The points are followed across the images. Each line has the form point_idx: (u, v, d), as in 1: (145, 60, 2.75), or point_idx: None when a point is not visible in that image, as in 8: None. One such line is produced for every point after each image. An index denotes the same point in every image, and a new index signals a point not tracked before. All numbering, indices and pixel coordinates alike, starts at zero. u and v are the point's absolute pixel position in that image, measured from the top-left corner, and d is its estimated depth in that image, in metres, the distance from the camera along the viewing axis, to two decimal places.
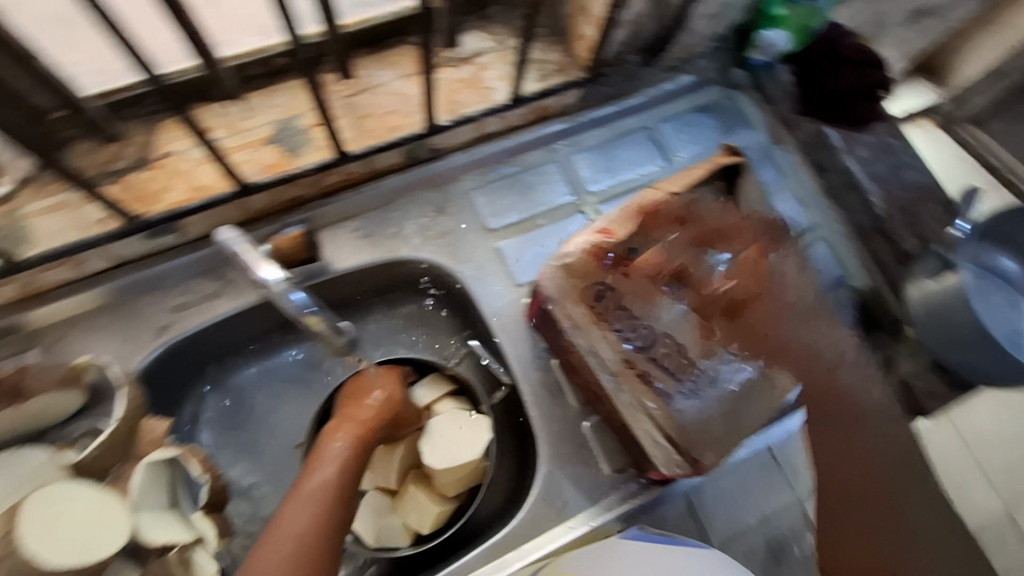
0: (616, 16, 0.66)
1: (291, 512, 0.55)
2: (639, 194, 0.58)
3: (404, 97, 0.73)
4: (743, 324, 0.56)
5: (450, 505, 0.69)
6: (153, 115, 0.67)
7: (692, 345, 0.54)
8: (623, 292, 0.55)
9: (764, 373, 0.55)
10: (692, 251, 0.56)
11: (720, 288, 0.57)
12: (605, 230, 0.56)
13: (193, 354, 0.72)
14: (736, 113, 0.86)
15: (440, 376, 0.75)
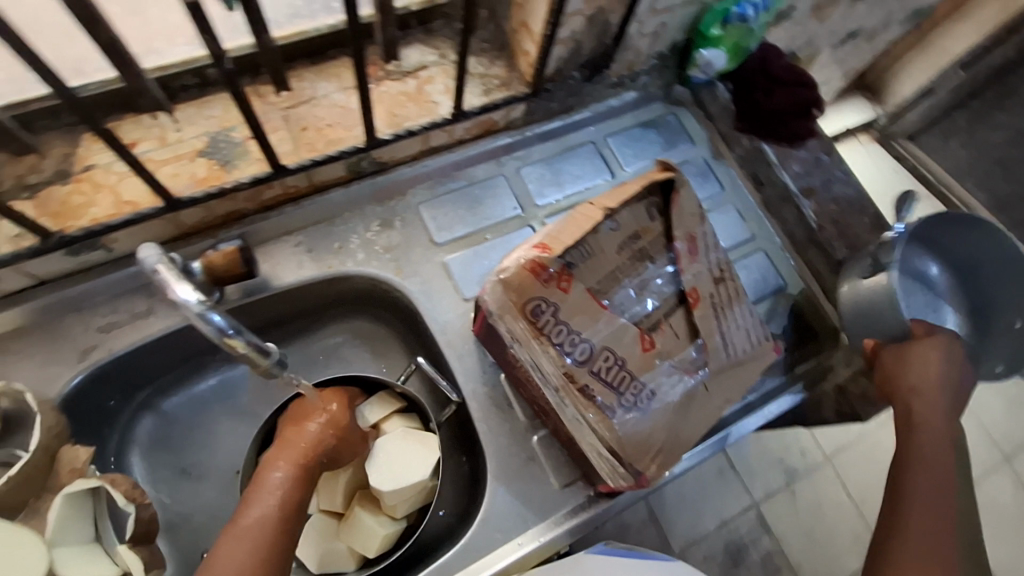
0: (554, 33, 0.67)
1: (227, 550, 0.51)
2: (578, 208, 0.56)
3: (346, 110, 0.71)
4: (682, 337, 0.57)
5: (399, 527, 0.67)
6: (76, 126, 0.64)
7: (634, 358, 0.54)
8: (563, 305, 0.52)
9: (703, 384, 0.57)
10: (630, 266, 0.56)
11: (659, 300, 0.57)
12: (542, 246, 0.53)
13: (123, 375, 0.69)
14: (677, 129, 0.89)
15: (390, 395, 0.74)
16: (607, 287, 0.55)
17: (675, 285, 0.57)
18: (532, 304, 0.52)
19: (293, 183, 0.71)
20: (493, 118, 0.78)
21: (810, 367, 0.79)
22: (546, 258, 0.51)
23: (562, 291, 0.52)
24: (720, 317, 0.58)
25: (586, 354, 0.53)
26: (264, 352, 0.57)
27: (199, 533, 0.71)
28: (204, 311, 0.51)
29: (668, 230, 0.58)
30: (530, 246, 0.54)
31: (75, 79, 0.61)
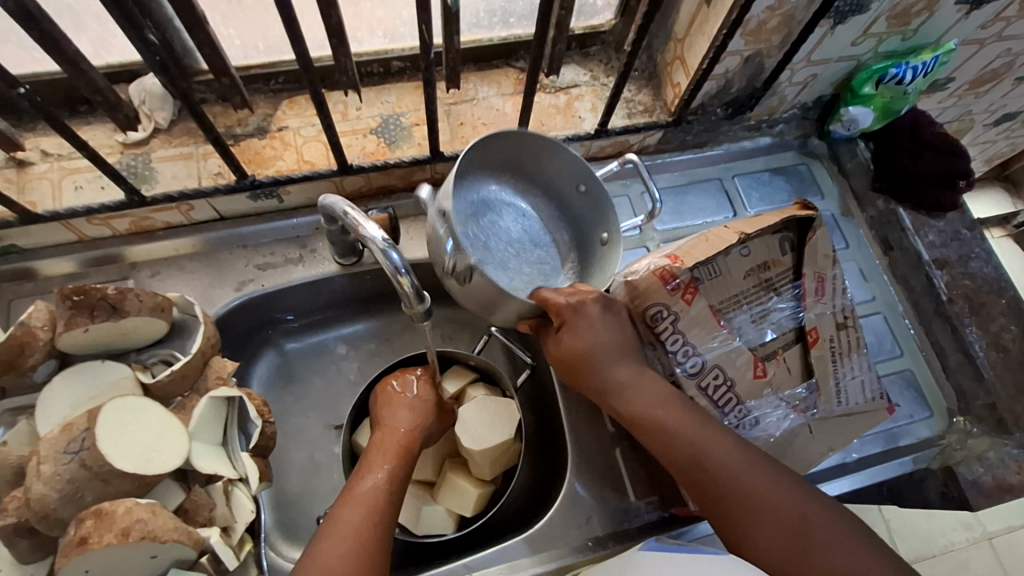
0: (710, 68, 0.71)
1: (345, 513, 0.55)
2: (710, 229, 0.59)
3: (500, 113, 0.79)
4: (792, 375, 0.59)
5: (487, 489, 0.71)
6: (281, 92, 0.75)
7: (743, 383, 0.57)
8: (683, 315, 0.56)
9: (808, 425, 0.58)
10: (752, 295, 0.59)
11: (774, 336, 0.59)
12: (674, 255, 0.57)
13: (265, 310, 0.78)
14: (809, 181, 0.89)
15: (460, 369, 0.78)
16: (728, 308, 0.58)
17: (795, 320, 0.59)
18: (652, 309, 0.56)
19: (440, 170, 0.79)
20: (630, 142, 0.82)
21: (916, 442, 0.76)
22: (677, 267, 0.55)
23: (685, 302, 0.55)
24: (837, 363, 0.58)
25: (695, 369, 0.56)
26: (420, 299, 0.52)
27: (298, 465, 0.78)
28: (386, 246, 0.49)
29: (798, 267, 0.60)
30: (662, 256, 0.58)
31: (290, 55, 0.73)
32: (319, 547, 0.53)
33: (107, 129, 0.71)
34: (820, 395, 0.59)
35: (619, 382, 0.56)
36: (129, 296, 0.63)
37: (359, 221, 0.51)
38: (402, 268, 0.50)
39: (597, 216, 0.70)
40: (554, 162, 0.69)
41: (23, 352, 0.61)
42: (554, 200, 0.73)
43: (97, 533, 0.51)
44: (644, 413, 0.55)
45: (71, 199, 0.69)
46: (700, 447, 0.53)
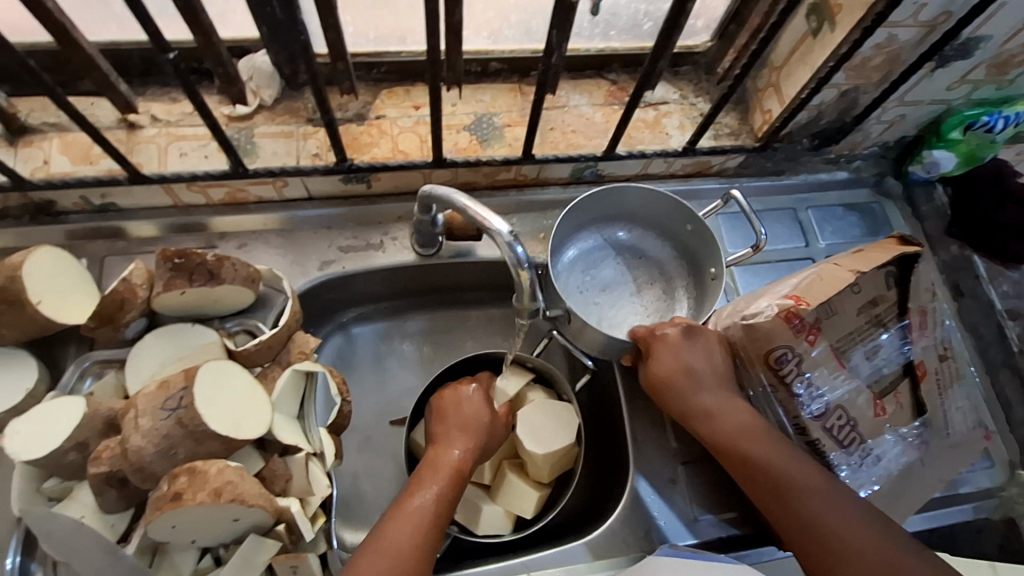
0: (808, 98, 0.72)
1: (391, 530, 0.55)
2: (819, 267, 0.59)
3: (590, 122, 0.80)
4: (908, 411, 0.60)
5: (546, 492, 0.72)
6: (381, 82, 0.77)
7: (865, 422, 0.58)
8: (807, 356, 0.56)
9: (923, 459, 0.60)
10: (866, 335, 0.59)
11: (887, 373, 0.60)
12: (796, 296, 0.56)
13: (341, 291, 0.79)
14: (882, 219, 0.89)
15: (517, 368, 0.78)
16: (845, 347, 0.59)
17: (904, 355, 0.60)
18: (778, 352, 0.56)
19: (525, 172, 0.80)
20: (712, 162, 0.83)
21: (977, 491, 0.75)
22: (804, 308, 0.55)
23: (809, 343, 0.56)
24: (943, 395, 0.61)
25: (821, 411, 0.57)
26: (533, 297, 0.55)
27: (357, 447, 0.79)
28: (511, 242, 0.51)
29: (901, 301, 0.61)
30: (780, 296, 0.58)
31: (397, 46, 0.75)
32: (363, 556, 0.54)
33: (214, 101, 0.73)
34: (929, 429, 0.60)
35: (699, 401, 0.58)
36: (228, 263, 0.65)
37: (484, 214, 0.53)
38: (525, 264, 0.52)
39: (709, 250, 0.71)
40: (642, 204, 0.73)
41: (122, 307, 0.63)
42: (668, 238, 0.76)
43: (191, 490, 0.52)
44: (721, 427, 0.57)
45: (176, 164, 0.71)
46: (770, 458, 0.55)
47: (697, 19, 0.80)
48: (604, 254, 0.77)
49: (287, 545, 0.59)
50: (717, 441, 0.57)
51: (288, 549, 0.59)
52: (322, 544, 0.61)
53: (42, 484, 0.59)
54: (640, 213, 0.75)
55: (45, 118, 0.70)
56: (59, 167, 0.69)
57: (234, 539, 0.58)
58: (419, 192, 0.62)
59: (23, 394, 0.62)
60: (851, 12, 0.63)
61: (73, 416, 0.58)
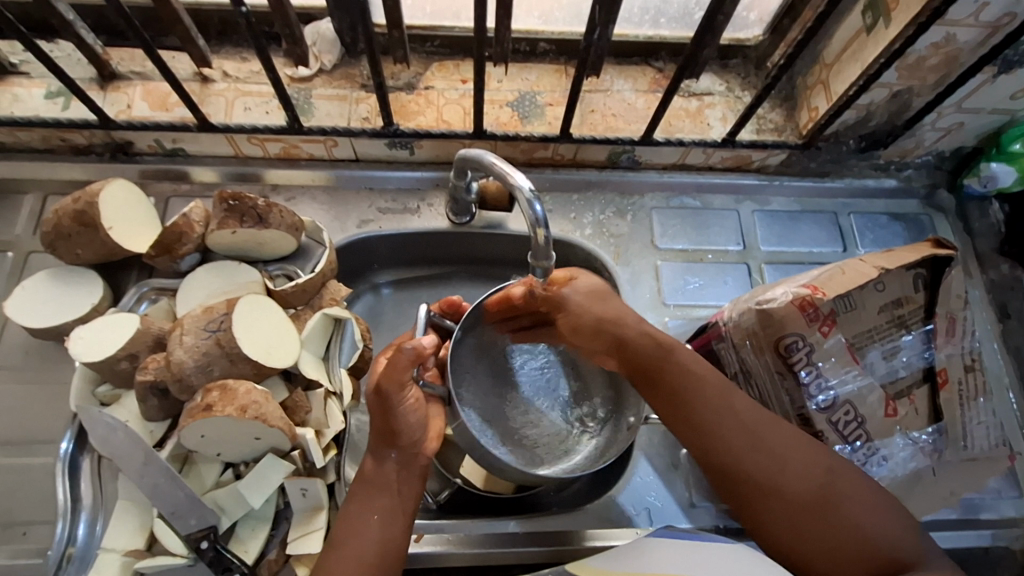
0: (856, 96, 0.71)
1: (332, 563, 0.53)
2: (844, 261, 0.59)
3: (631, 107, 0.81)
4: (924, 416, 0.58)
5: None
6: (433, 55, 0.81)
7: (874, 421, 0.57)
8: (818, 347, 0.56)
9: (934, 468, 0.59)
10: (885, 334, 0.58)
11: (905, 376, 0.59)
12: (813, 285, 0.56)
13: (375, 251, 0.84)
14: (929, 231, 0.86)
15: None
16: (861, 343, 0.58)
17: (926, 360, 0.59)
18: (787, 339, 0.56)
19: (562, 152, 0.82)
20: (752, 157, 0.83)
21: (998, 518, 0.72)
22: (819, 298, 0.55)
23: (822, 334, 0.56)
24: (965, 406, 0.59)
25: (827, 404, 0.57)
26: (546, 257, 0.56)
27: None
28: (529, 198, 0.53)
29: (929, 305, 0.60)
30: (798, 284, 0.58)
31: (451, 21, 0.79)
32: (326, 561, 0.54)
33: (280, 62, 0.79)
34: (946, 439, 0.59)
35: (683, 358, 0.59)
36: (276, 209, 0.70)
37: (509, 171, 0.55)
38: (543, 221, 0.54)
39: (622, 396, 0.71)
40: None
41: (180, 239, 0.69)
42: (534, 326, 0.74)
43: (221, 403, 0.57)
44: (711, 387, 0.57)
45: (240, 117, 0.77)
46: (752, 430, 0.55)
47: (750, 12, 0.79)
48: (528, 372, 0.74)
49: (301, 469, 0.64)
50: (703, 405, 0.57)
51: (302, 473, 0.64)
52: (332, 473, 0.66)
53: (97, 388, 0.66)
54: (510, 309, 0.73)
55: (132, 66, 0.78)
56: (140, 111, 0.76)
57: (254, 458, 0.63)
58: (456, 156, 0.65)
59: (89, 308, 0.69)
60: (908, 8, 0.62)
61: (129, 330, 0.64)
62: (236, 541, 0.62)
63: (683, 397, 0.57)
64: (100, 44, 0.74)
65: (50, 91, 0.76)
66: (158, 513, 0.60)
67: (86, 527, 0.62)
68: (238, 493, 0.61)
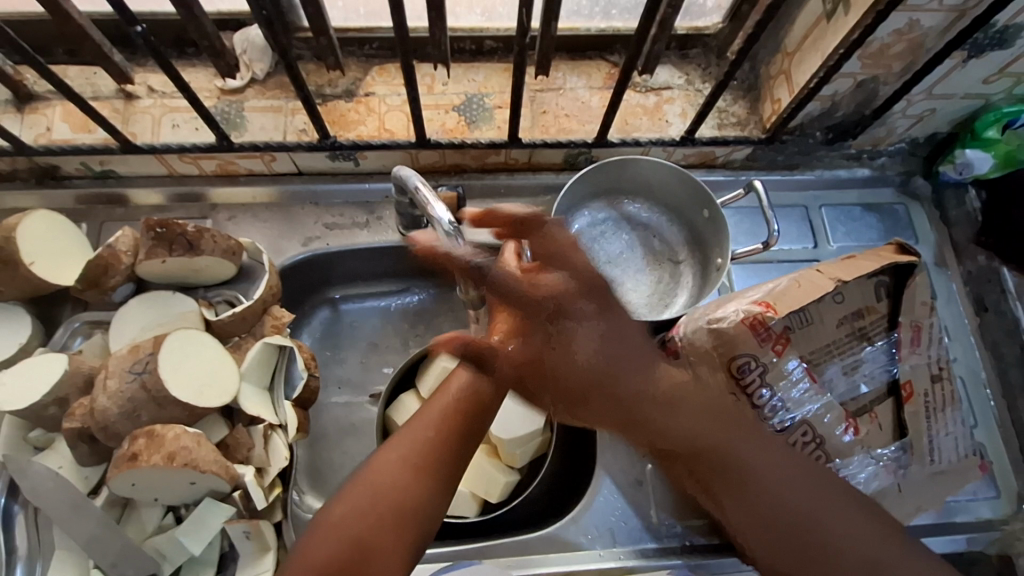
0: (817, 88, 0.66)
1: (353, 505, 0.47)
2: (798, 272, 0.56)
3: (585, 105, 0.76)
4: (887, 433, 0.55)
5: (512, 477, 0.73)
6: (372, 58, 0.77)
7: (834, 441, 0.53)
8: (772, 367, 0.53)
9: (899, 486, 0.56)
10: (841, 350, 0.55)
11: (867, 393, 0.56)
12: (767, 301, 0.53)
13: (325, 268, 0.80)
14: (903, 221, 0.82)
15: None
16: (820, 359, 0.55)
17: (889, 374, 0.56)
18: (740, 360, 0.53)
19: (515, 156, 0.77)
20: (715, 154, 0.78)
21: (974, 521, 0.69)
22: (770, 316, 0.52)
23: (775, 353, 0.53)
24: (931, 419, 0.56)
25: (784, 424, 0.53)
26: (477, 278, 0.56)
27: (329, 419, 0.79)
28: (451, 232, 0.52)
29: (892, 314, 0.57)
30: (750, 300, 0.55)
31: (387, 21, 0.74)
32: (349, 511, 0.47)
33: (208, 74, 0.75)
34: (912, 454, 0.55)
35: (711, 441, 0.48)
36: (207, 235, 0.66)
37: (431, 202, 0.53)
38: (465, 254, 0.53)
39: (706, 216, 0.71)
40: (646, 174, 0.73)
41: (106, 272, 0.66)
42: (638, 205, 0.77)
43: (147, 452, 0.54)
44: (764, 484, 0.47)
45: (168, 135, 0.72)
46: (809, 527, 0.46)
47: None
48: (612, 231, 0.76)
49: (245, 511, 0.61)
50: (748, 502, 0.47)
51: (245, 515, 0.61)
52: (278, 512, 0.63)
53: (28, 433, 0.62)
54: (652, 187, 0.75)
55: (49, 85, 0.73)
56: (60, 134, 0.71)
57: (194, 500, 0.60)
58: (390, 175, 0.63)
59: (16, 348, 0.66)
60: None
61: (54, 373, 0.61)
62: None
63: (719, 486, 0.48)
64: (11, 64, 0.70)
65: None
66: (94, 564, 0.58)
67: None
68: (178, 541, 0.59)
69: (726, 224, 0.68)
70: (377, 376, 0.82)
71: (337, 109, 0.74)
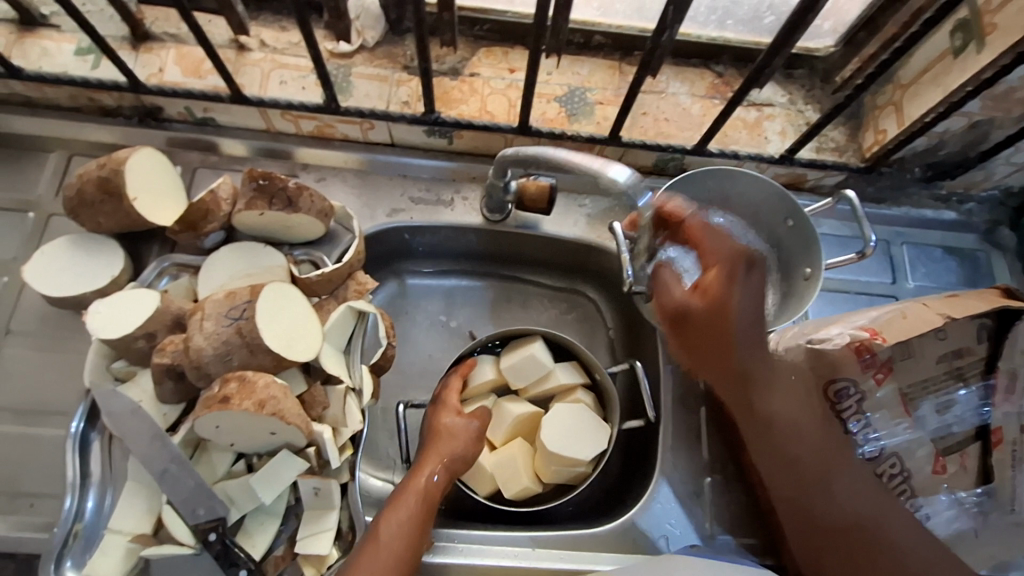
0: (932, 123, 0.66)
1: (379, 536, 0.57)
2: (903, 305, 0.56)
3: (686, 111, 0.76)
4: (971, 474, 0.56)
5: (534, 487, 0.71)
6: (481, 40, 0.77)
7: (920, 476, 0.55)
8: (870, 395, 0.55)
9: (978, 532, 0.56)
10: (932, 388, 0.56)
11: (957, 437, 0.56)
12: (872, 329, 0.54)
13: (401, 241, 0.80)
14: (984, 268, 0.81)
15: (580, 367, 0.76)
16: (915, 394, 0.56)
17: (979, 417, 0.56)
18: (839, 383, 0.55)
19: (607, 154, 0.77)
20: (807, 177, 0.77)
21: None
22: (878, 343, 0.53)
23: (875, 381, 0.55)
24: (1017, 469, 0.54)
25: (874, 453, 0.55)
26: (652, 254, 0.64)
27: (387, 391, 0.79)
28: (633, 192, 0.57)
29: (989, 358, 0.57)
30: (856, 325, 0.56)
31: (503, 5, 0.75)
32: (381, 530, 0.57)
33: (320, 34, 0.76)
34: (995, 501, 0.55)
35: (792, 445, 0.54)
36: (307, 193, 0.67)
37: (604, 166, 0.59)
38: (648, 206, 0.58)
39: (806, 250, 0.70)
40: (745, 187, 0.71)
41: (205, 217, 0.66)
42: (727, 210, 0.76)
43: (239, 396, 0.55)
44: (834, 489, 0.53)
45: (275, 91, 0.73)
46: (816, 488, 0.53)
47: (824, 20, 0.74)
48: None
49: (314, 467, 0.62)
50: (806, 515, 0.54)
51: (314, 471, 0.62)
52: (345, 473, 0.64)
53: (111, 364, 0.64)
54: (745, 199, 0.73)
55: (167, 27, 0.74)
56: (172, 76, 0.73)
57: (267, 451, 0.62)
58: (516, 150, 0.64)
59: (108, 280, 0.66)
60: (1005, 35, 0.57)
61: (146, 308, 0.62)
62: (244, 534, 0.61)
63: (786, 499, 0.54)
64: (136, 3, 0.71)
65: (80, 47, 0.73)
66: (166, 499, 0.59)
67: (94, 504, 0.61)
68: (250, 488, 0.59)
69: (816, 236, 0.68)
70: (437, 354, 0.82)
71: (442, 85, 0.75)
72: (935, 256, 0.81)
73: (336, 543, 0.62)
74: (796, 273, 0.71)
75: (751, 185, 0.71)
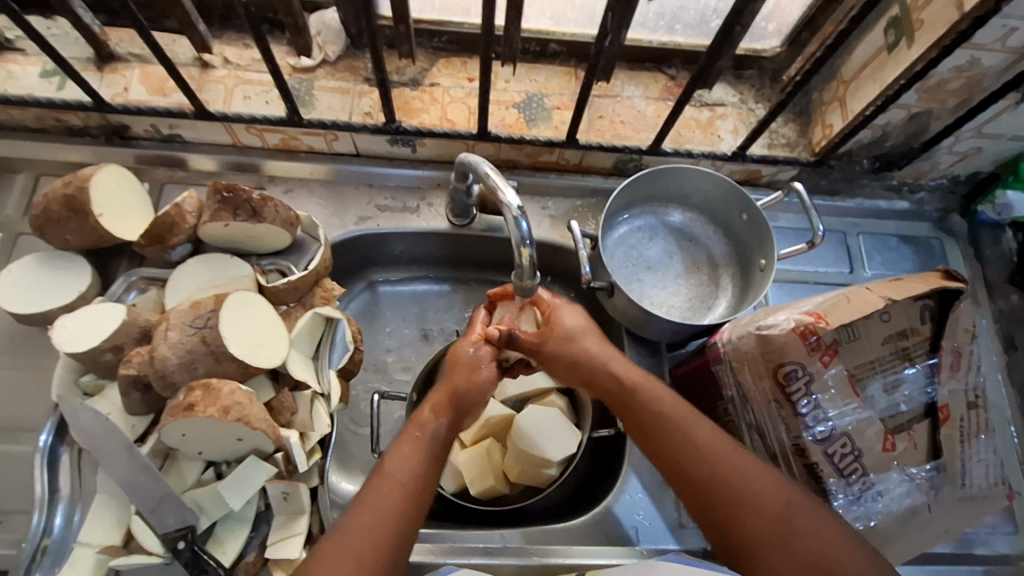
0: (872, 116, 0.69)
1: (360, 521, 0.50)
2: (848, 288, 0.57)
3: (641, 114, 0.79)
4: (922, 451, 0.58)
5: (499, 485, 0.72)
6: (440, 51, 0.80)
7: (871, 454, 0.56)
8: (818, 376, 0.56)
9: (930, 506, 0.58)
10: (880, 368, 0.57)
11: (905, 416, 0.58)
12: (817, 313, 0.55)
13: (369, 249, 0.81)
14: (938, 255, 0.83)
15: None
16: (863, 375, 0.57)
17: (927, 395, 0.58)
18: (787, 367, 0.56)
19: (568, 157, 0.79)
20: (762, 172, 0.80)
21: (991, 554, 0.70)
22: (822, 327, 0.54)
23: (822, 363, 0.55)
24: (966, 443, 0.58)
25: (824, 433, 0.56)
26: (533, 273, 0.57)
27: (360, 396, 0.80)
28: (518, 215, 0.53)
29: (934, 338, 0.59)
30: (801, 311, 0.57)
31: (459, 16, 0.77)
32: (361, 518, 0.50)
33: (282, 50, 0.78)
34: (943, 475, 0.58)
35: (693, 446, 0.57)
36: (271, 203, 0.68)
37: (501, 185, 0.54)
38: (528, 240, 0.54)
39: (761, 241, 0.72)
40: (698, 184, 0.74)
41: (171, 230, 0.67)
42: (684, 206, 0.78)
43: (203, 403, 0.56)
44: (745, 475, 0.56)
45: (239, 106, 0.75)
46: (729, 477, 0.56)
47: (768, 22, 0.77)
48: (651, 238, 0.78)
49: (284, 472, 0.63)
50: (727, 504, 0.55)
51: (284, 476, 0.63)
52: (315, 477, 0.65)
53: (80, 378, 0.64)
54: (700, 196, 0.76)
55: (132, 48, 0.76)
56: (137, 95, 0.74)
57: (235, 458, 0.62)
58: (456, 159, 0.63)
59: (75, 296, 0.67)
60: (931, 28, 0.60)
61: (112, 321, 0.63)
62: (214, 542, 0.61)
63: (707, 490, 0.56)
64: (99, 24, 0.73)
65: (45, 70, 0.75)
66: (134, 510, 0.59)
67: (62, 520, 0.61)
68: (218, 495, 0.60)
69: (768, 227, 0.69)
70: (408, 358, 0.83)
71: (404, 96, 0.77)
72: (891, 245, 0.83)
73: (306, 547, 0.62)
74: (754, 264, 0.73)
75: (706, 182, 0.73)
